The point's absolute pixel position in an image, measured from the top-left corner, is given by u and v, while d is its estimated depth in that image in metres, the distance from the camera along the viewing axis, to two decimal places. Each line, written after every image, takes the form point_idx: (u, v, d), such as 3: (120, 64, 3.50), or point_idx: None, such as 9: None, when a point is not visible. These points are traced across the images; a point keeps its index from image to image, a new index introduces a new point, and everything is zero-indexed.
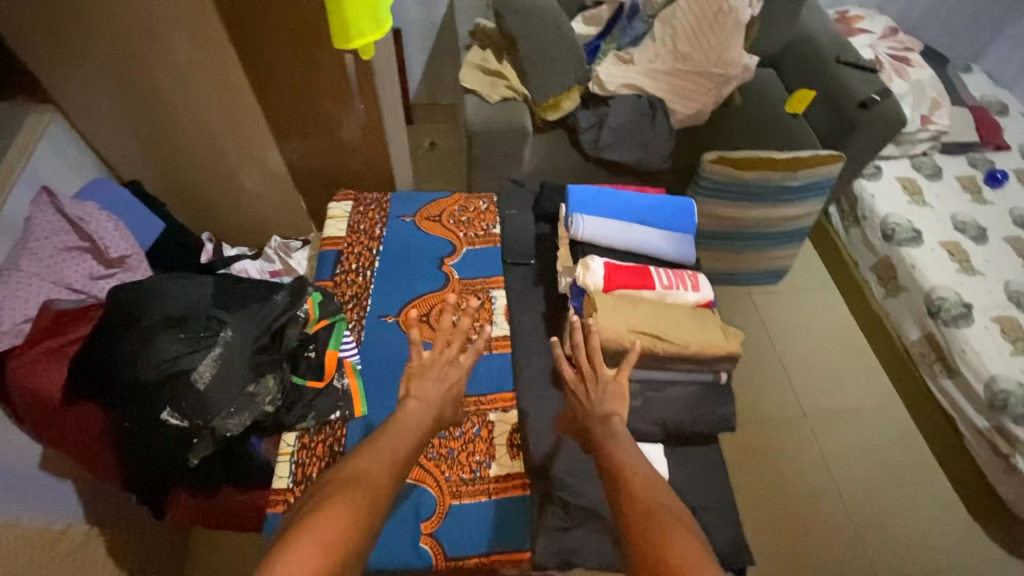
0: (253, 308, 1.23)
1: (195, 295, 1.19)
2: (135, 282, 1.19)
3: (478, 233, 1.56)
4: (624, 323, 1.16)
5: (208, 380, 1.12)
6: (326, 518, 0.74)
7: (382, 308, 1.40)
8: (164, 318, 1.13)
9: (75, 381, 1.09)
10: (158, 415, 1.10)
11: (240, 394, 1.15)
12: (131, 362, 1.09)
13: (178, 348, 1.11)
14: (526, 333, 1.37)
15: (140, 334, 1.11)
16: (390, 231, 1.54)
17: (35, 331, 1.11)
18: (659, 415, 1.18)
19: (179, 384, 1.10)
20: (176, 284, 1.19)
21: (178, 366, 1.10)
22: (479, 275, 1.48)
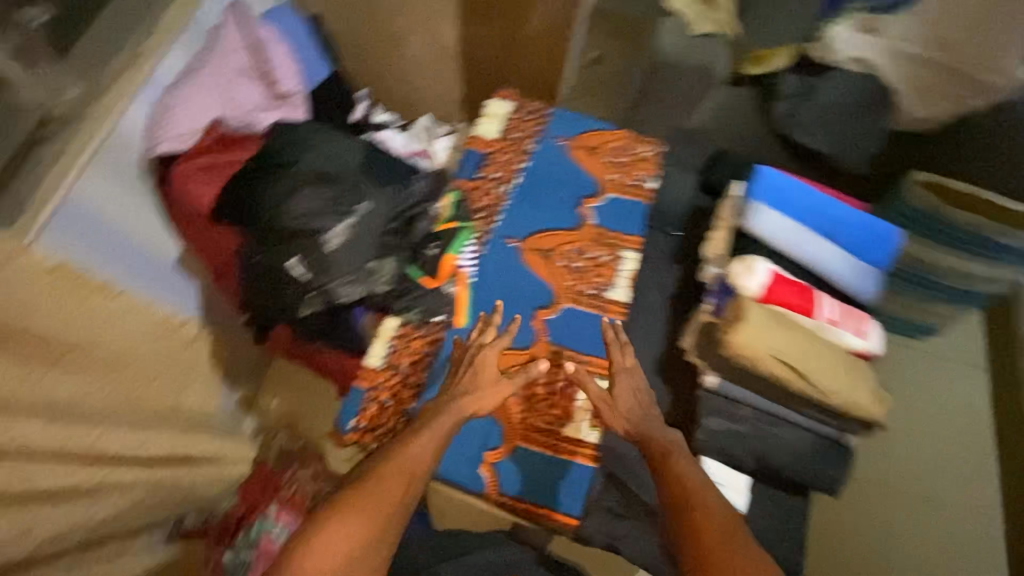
0: (394, 184, 1.20)
1: (345, 157, 1.18)
2: (296, 126, 1.20)
3: (631, 182, 1.41)
4: (767, 347, 1.02)
5: (338, 244, 1.13)
6: (342, 530, 0.88)
7: (510, 230, 1.33)
8: (312, 172, 1.14)
9: (224, 202, 1.13)
10: (286, 260, 1.13)
11: (361, 267, 1.16)
12: (277, 204, 1.11)
13: (317, 207, 1.11)
14: (648, 308, 1.26)
15: (289, 181, 1.12)
16: (541, 149, 1.43)
17: (199, 145, 1.14)
18: (763, 449, 1.07)
19: (311, 240, 1.12)
20: (332, 141, 1.18)
21: (315, 224, 1.11)
22: (617, 229, 1.35)
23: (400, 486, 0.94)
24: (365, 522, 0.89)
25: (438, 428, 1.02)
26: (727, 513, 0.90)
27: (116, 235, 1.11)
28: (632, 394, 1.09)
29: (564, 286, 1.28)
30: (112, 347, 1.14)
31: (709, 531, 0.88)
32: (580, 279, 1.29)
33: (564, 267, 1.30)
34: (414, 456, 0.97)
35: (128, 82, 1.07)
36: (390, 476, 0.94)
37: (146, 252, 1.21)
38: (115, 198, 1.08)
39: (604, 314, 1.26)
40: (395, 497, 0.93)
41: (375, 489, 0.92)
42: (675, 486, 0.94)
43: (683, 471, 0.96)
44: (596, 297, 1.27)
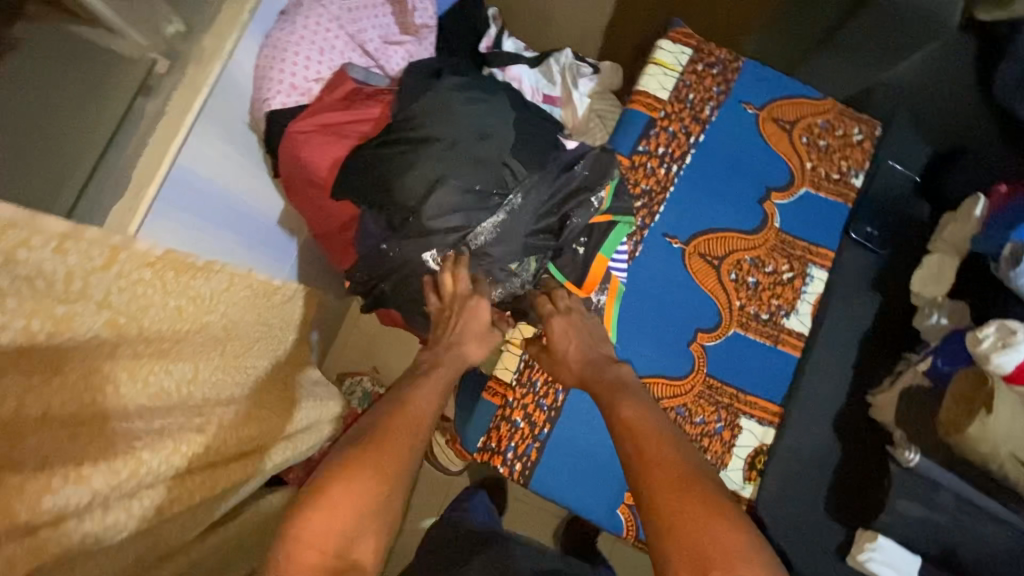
0: (548, 167, 0.97)
1: (498, 130, 0.92)
2: (437, 79, 0.93)
3: (831, 175, 1.11)
4: (1010, 446, 0.82)
5: (482, 245, 0.94)
6: (346, 493, 0.70)
7: (673, 227, 1.09)
8: (459, 150, 0.89)
9: (345, 176, 0.91)
10: (420, 256, 0.94)
11: (502, 264, 0.96)
12: (414, 189, 0.89)
13: (462, 190, 0.89)
14: (831, 344, 1.05)
15: (432, 157, 0.88)
16: (721, 119, 1.12)
17: (318, 99, 0.91)
18: (955, 543, 0.92)
19: (451, 229, 0.91)
20: (482, 105, 0.92)
21: (456, 212, 0.90)
22: (806, 237, 1.09)
23: (404, 443, 0.78)
24: (373, 481, 0.72)
25: (436, 381, 0.90)
26: (662, 431, 0.77)
27: (218, 198, 0.94)
28: (565, 334, 0.97)
29: (732, 305, 1.06)
30: (217, 320, 1.01)
31: (668, 462, 0.71)
32: (754, 298, 1.06)
33: (734, 281, 1.07)
34: (416, 410, 0.83)
35: (230, 20, 0.84)
36: (398, 428, 0.80)
37: (249, 211, 1.06)
38: (218, 155, 0.90)
39: (780, 348, 1.05)
40: (399, 457, 0.76)
41: (375, 451, 0.76)
42: (635, 432, 0.77)
43: (617, 405, 0.84)
44: (771, 323, 1.06)
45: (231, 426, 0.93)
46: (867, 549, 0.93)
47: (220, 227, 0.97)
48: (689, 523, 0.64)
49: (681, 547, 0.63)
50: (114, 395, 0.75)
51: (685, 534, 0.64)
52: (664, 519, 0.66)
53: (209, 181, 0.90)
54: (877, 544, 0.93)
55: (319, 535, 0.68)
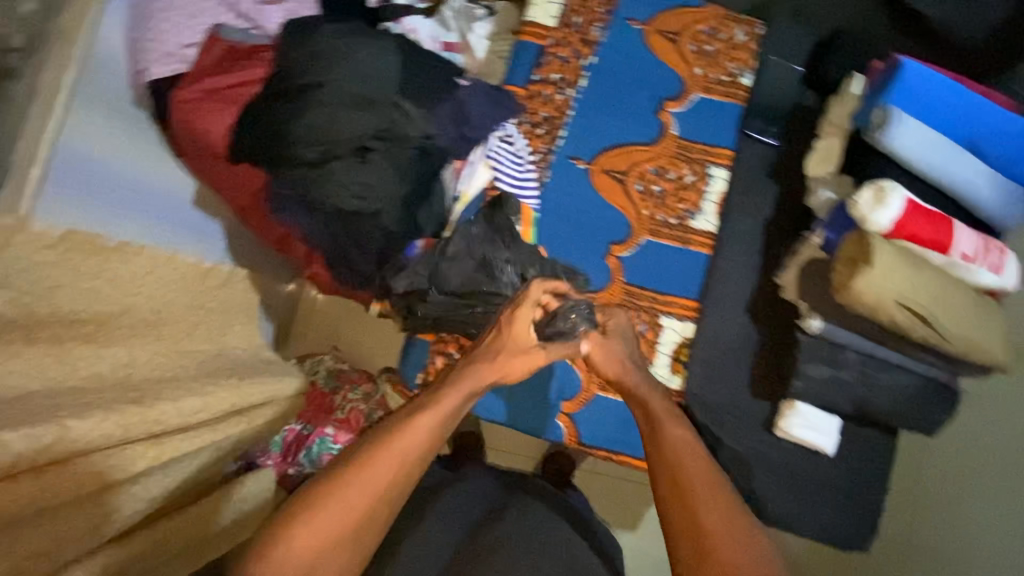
0: (446, 105, 1.00)
1: (381, 70, 0.94)
2: (313, 28, 0.94)
3: (720, 77, 1.16)
4: (893, 293, 0.89)
5: (380, 179, 0.96)
6: (320, 522, 0.67)
7: (578, 149, 1.13)
8: (344, 92, 0.91)
9: (238, 135, 0.92)
10: (318, 196, 0.96)
11: (397, 208, 1.01)
12: (304, 132, 0.91)
13: (341, 137, 0.92)
14: (737, 237, 1.10)
15: (314, 106, 0.90)
16: (610, 38, 1.15)
17: (198, 65, 0.92)
18: (863, 396, 1.00)
19: (337, 180, 0.94)
20: (361, 48, 0.93)
21: (337, 162, 0.94)
22: (704, 141, 1.14)
23: (385, 477, 0.71)
24: (336, 527, 0.67)
25: (443, 406, 0.78)
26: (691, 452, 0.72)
27: (118, 176, 0.96)
28: (603, 347, 0.93)
29: (641, 215, 1.12)
30: (147, 304, 1.04)
31: (693, 489, 0.68)
32: (661, 205, 1.12)
33: (641, 192, 1.12)
34: (405, 443, 0.72)
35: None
36: (386, 460, 0.71)
37: (155, 191, 1.07)
38: (106, 133, 0.92)
39: (690, 248, 1.11)
40: (376, 494, 0.70)
41: (353, 488, 0.69)
42: (667, 456, 0.72)
43: (665, 424, 0.77)
44: (679, 225, 1.12)
45: (171, 401, 0.94)
46: (788, 416, 1.03)
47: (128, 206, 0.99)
48: (701, 547, 0.64)
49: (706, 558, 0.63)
50: (37, 379, 0.79)
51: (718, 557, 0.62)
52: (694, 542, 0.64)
53: (103, 160, 0.92)
54: (797, 410, 1.03)
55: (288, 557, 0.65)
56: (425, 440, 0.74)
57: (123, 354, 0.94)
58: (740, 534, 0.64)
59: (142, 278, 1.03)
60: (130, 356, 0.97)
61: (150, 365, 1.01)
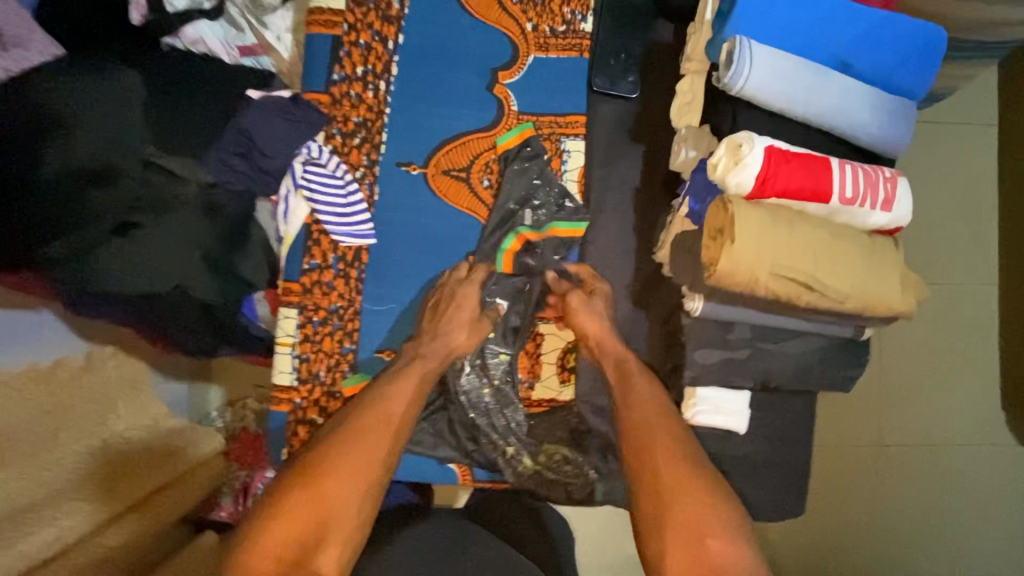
0: (229, 131, 0.87)
1: (115, 129, 0.78)
2: (24, 92, 0.76)
3: (557, 28, 0.97)
4: (767, 264, 0.77)
5: (158, 252, 0.82)
6: (320, 492, 0.72)
7: (406, 153, 0.96)
8: (73, 168, 0.76)
9: None
10: (97, 290, 0.82)
11: (206, 278, 0.88)
12: (42, 228, 0.76)
13: (88, 221, 0.77)
14: (607, 218, 0.96)
15: (46, 188, 0.75)
16: (415, 7, 0.95)
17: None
18: (762, 372, 0.90)
19: (108, 268, 0.80)
20: (79, 111, 0.76)
21: (99, 251, 0.79)
22: (549, 111, 0.97)
23: (381, 439, 0.80)
24: (342, 484, 0.74)
25: (418, 376, 0.88)
26: (650, 421, 0.84)
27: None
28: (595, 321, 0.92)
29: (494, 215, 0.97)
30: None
31: (670, 453, 0.81)
32: (516, 195, 0.96)
33: (489, 188, 0.97)
34: (394, 409, 0.83)
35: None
36: (372, 424, 0.80)
37: None
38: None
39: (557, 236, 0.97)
40: (375, 454, 0.78)
41: (354, 457, 0.76)
42: (649, 447, 0.82)
43: (631, 383, 0.88)
44: (543, 214, 0.97)
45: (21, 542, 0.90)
46: (692, 404, 0.92)
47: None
48: (673, 513, 0.75)
49: (680, 534, 0.73)
50: None
51: (681, 520, 0.74)
52: (665, 503, 0.76)
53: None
54: (699, 397, 0.91)
55: (279, 544, 0.68)
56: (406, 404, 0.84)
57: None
58: (710, 503, 0.76)
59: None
60: None
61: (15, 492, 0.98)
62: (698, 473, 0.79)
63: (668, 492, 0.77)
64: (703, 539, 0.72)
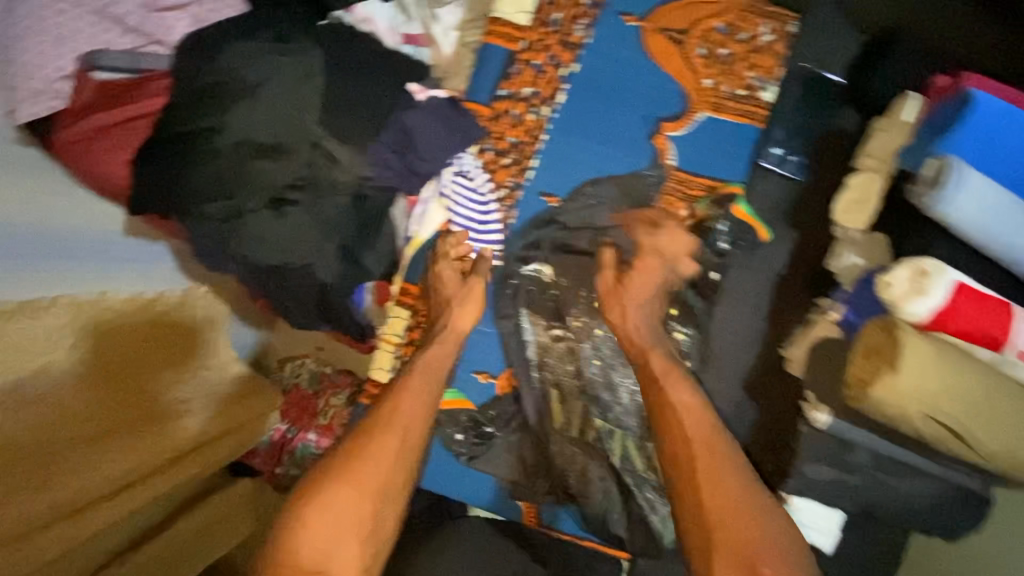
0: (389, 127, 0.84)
1: (293, 104, 0.78)
2: (213, 60, 0.77)
3: (735, 91, 0.93)
4: (922, 404, 0.71)
5: (302, 228, 0.84)
6: (333, 503, 0.73)
7: (551, 183, 0.94)
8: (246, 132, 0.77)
9: (139, 188, 0.80)
10: (242, 250, 0.85)
11: (334, 262, 0.89)
12: (209, 186, 0.79)
13: (250, 191, 0.80)
14: (740, 297, 0.92)
15: (212, 156, 0.78)
16: (597, 39, 0.92)
17: (78, 105, 0.76)
18: (869, 498, 0.85)
19: (241, 236, 0.83)
20: (267, 80, 0.77)
21: (250, 217, 0.82)
22: (706, 173, 0.93)
23: (390, 443, 0.79)
24: (348, 499, 0.73)
25: (425, 383, 0.85)
26: (715, 464, 0.71)
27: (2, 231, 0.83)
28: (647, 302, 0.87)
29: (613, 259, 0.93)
30: (76, 360, 0.95)
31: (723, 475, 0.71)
32: (662, 250, 0.92)
33: None
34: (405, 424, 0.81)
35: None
36: (384, 433, 0.79)
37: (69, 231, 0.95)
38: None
39: (687, 290, 0.93)
40: (381, 463, 0.77)
41: (369, 469, 0.76)
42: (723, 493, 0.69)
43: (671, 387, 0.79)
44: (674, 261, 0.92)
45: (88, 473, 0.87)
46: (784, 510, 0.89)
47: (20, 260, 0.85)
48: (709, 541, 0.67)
49: (723, 547, 0.66)
50: None
51: (733, 540, 0.66)
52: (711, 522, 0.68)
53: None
54: (794, 506, 0.89)
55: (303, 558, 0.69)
56: (421, 418, 0.82)
57: (38, 415, 0.87)
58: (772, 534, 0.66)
59: (30, 343, 0.87)
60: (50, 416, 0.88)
61: (86, 415, 0.94)
62: (766, 507, 0.69)
63: (715, 524, 0.68)
64: (754, 563, 0.64)
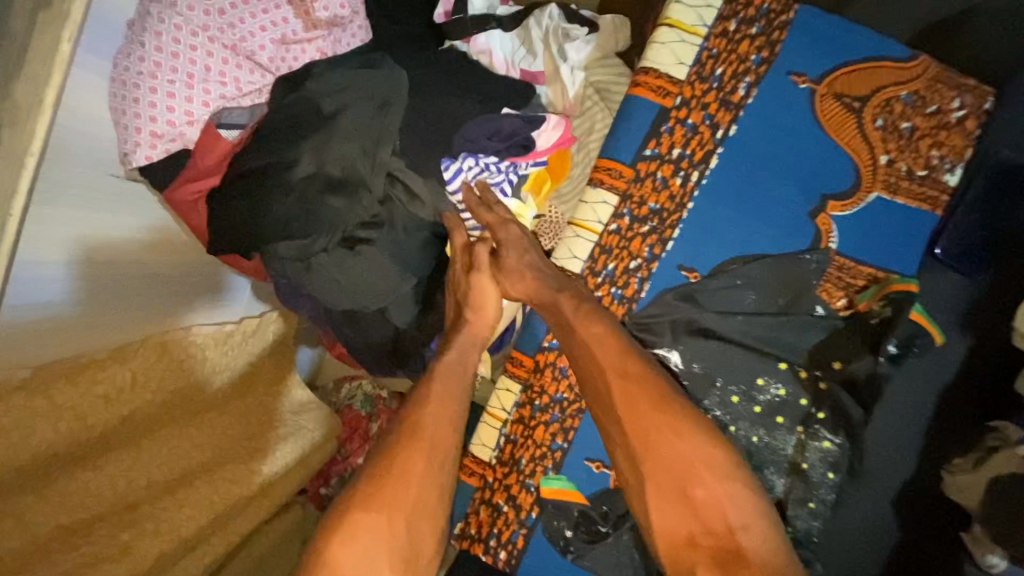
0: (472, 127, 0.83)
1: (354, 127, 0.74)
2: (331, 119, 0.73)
3: (915, 171, 0.81)
4: None
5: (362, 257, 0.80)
6: (364, 533, 0.63)
7: (691, 255, 0.83)
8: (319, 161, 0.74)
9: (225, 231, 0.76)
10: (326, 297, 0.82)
11: (407, 306, 0.88)
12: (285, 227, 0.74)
13: (321, 229, 0.76)
14: (895, 404, 0.82)
15: (286, 192, 0.73)
16: (763, 99, 0.82)
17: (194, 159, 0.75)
18: None
19: (328, 281, 0.81)
20: (344, 111, 0.73)
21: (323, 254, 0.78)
22: (871, 261, 0.82)
23: (422, 457, 0.69)
24: (382, 531, 0.63)
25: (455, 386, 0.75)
26: (698, 454, 0.67)
27: (83, 259, 0.74)
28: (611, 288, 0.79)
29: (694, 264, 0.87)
30: (158, 402, 0.83)
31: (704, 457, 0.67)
32: (813, 345, 0.82)
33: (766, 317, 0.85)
34: (432, 438, 0.70)
35: (47, 55, 0.59)
36: (413, 448, 0.69)
37: (154, 245, 0.86)
38: (44, 225, 0.68)
39: (843, 393, 0.80)
40: (416, 482, 0.67)
41: (403, 489, 0.66)
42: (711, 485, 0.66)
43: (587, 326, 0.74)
44: (824, 352, 0.81)
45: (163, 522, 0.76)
46: None
47: (101, 285, 0.77)
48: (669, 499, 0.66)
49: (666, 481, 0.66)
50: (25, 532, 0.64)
51: (669, 471, 0.66)
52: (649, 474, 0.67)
53: (38, 259, 0.68)
54: None
55: None
56: (453, 427, 0.72)
57: (118, 462, 0.75)
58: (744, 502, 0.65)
59: (105, 384, 0.75)
60: (134, 457, 0.77)
61: (161, 457, 0.80)
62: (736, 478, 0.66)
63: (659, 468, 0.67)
64: (689, 487, 0.65)
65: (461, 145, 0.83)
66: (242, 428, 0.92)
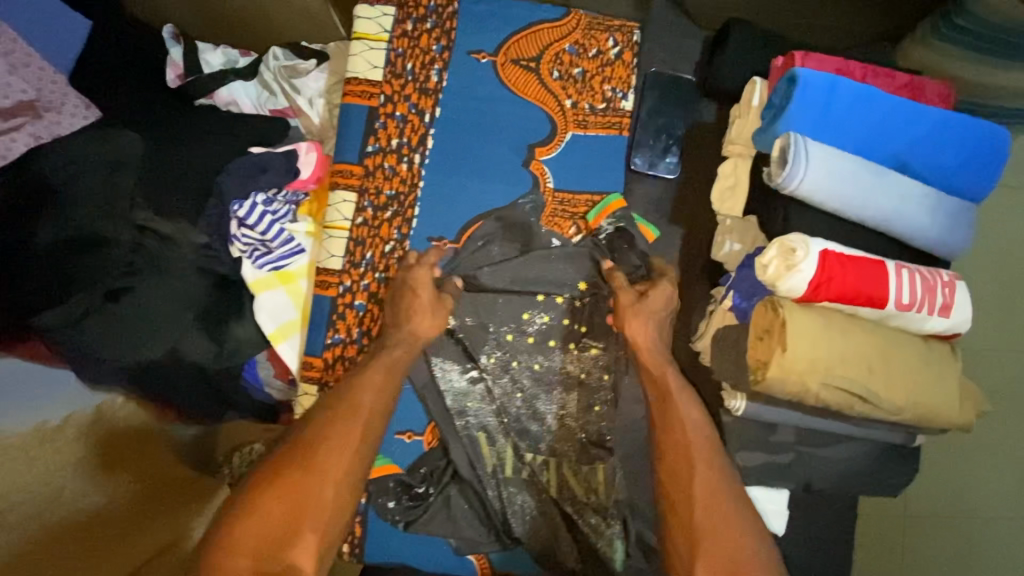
0: (232, 172, 0.87)
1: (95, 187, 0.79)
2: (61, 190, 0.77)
3: (596, 106, 0.95)
4: (817, 376, 0.72)
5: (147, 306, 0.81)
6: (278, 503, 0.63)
7: (436, 226, 0.93)
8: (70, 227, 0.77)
9: None
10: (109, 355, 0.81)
11: (199, 337, 0.86)
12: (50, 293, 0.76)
13: (82, 286, 0.77)
14: None
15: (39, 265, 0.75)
16: (454, 79, 0.94)
17: None
18: (807, 477, 0.83)
19: (99, 332, 0.79)
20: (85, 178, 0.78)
21: (88, 317, 0.79)
22: (586, 188, 0.94)
23: (350, 426, 0.69)
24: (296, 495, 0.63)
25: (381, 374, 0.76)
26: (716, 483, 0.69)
27: None
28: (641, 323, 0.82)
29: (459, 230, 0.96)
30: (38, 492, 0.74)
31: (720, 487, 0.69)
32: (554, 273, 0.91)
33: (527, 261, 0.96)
34: (365, 403, 0.72)
35: None
36: (337, 423, 0.69)
37: None
38: None
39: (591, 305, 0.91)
40: (341, 452, 0.68)
41: (319, 460, 0.66)
42: (668, 413, 0.74)
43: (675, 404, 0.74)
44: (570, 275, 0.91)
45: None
46: None
47: None
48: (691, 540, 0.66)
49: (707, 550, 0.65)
50: None
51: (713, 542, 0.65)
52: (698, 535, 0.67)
53: None
54: None
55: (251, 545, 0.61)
56: (378, 410, 0.72)
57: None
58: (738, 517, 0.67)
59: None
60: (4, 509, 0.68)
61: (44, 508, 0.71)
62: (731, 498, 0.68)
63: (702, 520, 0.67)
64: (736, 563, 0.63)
65: (240, 188, 0.87)
66: (150, 492, 0.85)
